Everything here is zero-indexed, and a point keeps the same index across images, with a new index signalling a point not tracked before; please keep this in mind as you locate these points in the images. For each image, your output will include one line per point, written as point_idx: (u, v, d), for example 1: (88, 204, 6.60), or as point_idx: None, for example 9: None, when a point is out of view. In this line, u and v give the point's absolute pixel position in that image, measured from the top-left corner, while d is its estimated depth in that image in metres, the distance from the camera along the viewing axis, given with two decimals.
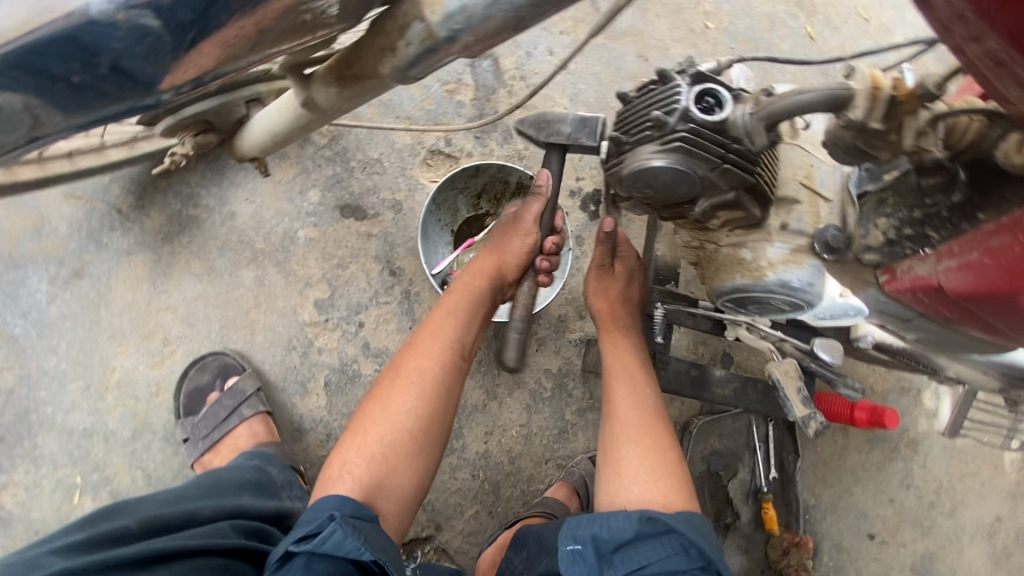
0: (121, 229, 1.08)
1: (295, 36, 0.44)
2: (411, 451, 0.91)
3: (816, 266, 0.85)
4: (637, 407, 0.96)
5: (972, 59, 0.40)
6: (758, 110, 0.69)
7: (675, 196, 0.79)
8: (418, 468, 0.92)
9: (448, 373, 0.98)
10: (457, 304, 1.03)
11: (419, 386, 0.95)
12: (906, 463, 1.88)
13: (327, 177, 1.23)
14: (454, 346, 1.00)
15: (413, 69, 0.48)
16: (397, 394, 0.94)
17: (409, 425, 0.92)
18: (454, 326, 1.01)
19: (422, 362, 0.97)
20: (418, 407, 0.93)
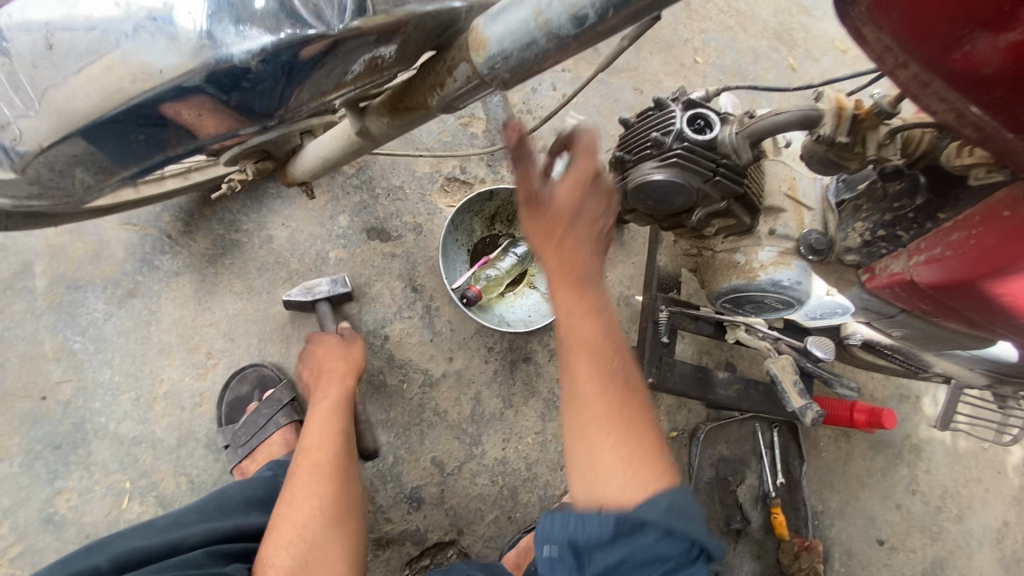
0: (170, 252, 1.19)
1: (363, 76, 0.56)
2: (330, 529, 0.89)
3: (803, 267, 0.95)
4: (604, 384, 0.66)
5: (903, 83, 0.50)
6: (743, 129, 0.82)
7: (674, 207, 0.90)
8: (343, 547, 0.88)
9: (342, 458, 0.98)
10: (329, 402, 1.04)
11: (321, 472, 0.94)
12: (910, 469, 1.93)
13: (355, 203, 1.35)
14: (341, 433, 1.01)
15: (456, 99, 0.59)
16: (297, 480, 0.93)
17: (319, 506, 0.90)
18: (336, 417, 1.01)
19: (314, 452, 0.97)
20: (329, 486, 0.93)
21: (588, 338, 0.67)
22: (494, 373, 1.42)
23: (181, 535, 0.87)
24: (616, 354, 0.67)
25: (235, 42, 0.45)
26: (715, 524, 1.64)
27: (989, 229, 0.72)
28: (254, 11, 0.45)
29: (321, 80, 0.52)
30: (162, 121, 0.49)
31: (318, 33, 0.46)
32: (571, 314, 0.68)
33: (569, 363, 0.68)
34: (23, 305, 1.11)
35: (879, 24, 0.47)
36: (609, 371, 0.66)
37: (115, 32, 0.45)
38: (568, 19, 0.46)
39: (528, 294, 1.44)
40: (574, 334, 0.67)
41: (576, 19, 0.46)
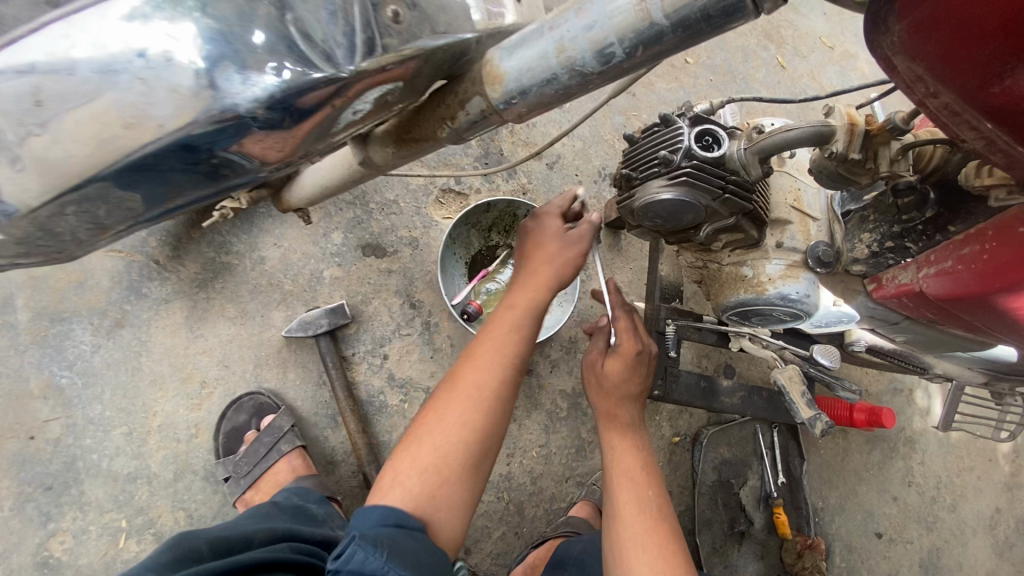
0: (158, 278, 1.14)
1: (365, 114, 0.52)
2: (464, 469, 0.89)
3: (811, 279, 0.95)
4: (643, 512, 0.92)
5: (932, 109, 0.49)
6: (752, 146, 0.80)
7: (681, 224, 0.88)
8: (466, 489, 0.90)
9: (503, 390, 0.92)
10: (517, 318, 0.95)
11: (477, 401, 0.90)
12: (905, 461, 1.96)
13: (349, 219, 1.31)
14: (511, 361, 0.93)
15: (468, 131, 0.57)
16: (454, 407, 0.90)
17: (464, 440, 0.89)
18: (513, 342, 0.94)
19: (476, 375, 0.91)
20: (470, 424, 0.89)
21: (626, 470, 0.96)
22: None
23: (252, 530, 0.88)
24: (652, 485, 0.95)
25: (241, 89, 0.43)
26: (720, 527, 1.64)
27: (1002, 244, 0.72)
28: (261, 54, 0.43)
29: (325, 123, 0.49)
30: (165, 164, 0.48)
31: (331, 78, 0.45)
32: (618, 450, 0.98)
33: (615, 493, 0.95)
34: (4, 340, 1.05)
35: (913, 54, 0.45)
36: (644, 502, 0.93)
37: (112, 81, 0.43)
38: (593, 56, 0.44)
39: None
40: (615, 452, 0.98)
41: (602, 55, 0.43)
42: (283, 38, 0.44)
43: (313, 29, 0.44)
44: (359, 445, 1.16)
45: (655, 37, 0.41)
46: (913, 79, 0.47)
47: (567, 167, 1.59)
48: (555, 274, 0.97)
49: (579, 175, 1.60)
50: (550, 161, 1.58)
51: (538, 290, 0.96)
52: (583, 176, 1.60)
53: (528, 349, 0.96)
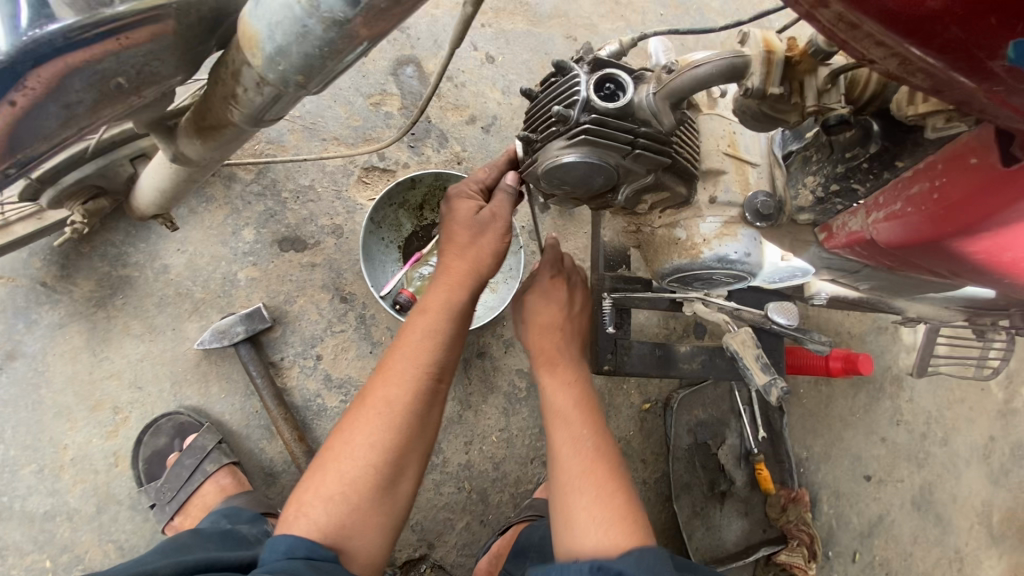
0: (49, 301, 1.04)
1: (102, 106, 0.40)
2: (375, 491, 0.82)
3: (751, 235, 0.84)
4: (579, 454, 0.85)
5: (826, 24, 0.37)
6: (661, 89, 0.68)
7: (594, 189, 0.77)
8: (385, 509, 0.83)
9: (421, 402, 0.84)
10: (432, 322, 0.85)
11: (388, 418, 0.82)
12: (893, 401, 1.89)
13: (260, 213, 1.20)
14: (428, 371, 0.84)
15: (263, 112, 0.46)
16: (364, 424, 0.83)
17: (375, 461, 0.82)
18: (429, 349, 0.85)
19: (389, 389, 0.83)
20: (383, 443, 0.82)
21: (561, 411, 0.88)
22: None
23: (156, 566, 0.78)
24: (586, 421, 0.87)
25: None
26: (699, 490, 1.60)
27: (952, 178, 0.60)
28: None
29: (32, 124, 0.37)
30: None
31: (5, 57, 0.33)
32: (551, 394, 0.89)
33: (552, 436, 0.88)
34: None
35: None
36: (580, 443, 0.85)
37: None
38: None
39: None
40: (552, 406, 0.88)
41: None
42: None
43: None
44: (294, 455, 1.09)
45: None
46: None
47: (504, 128, 1.46)
48: (469, 268, 0.87)
49: (518, 137, 1.46)
50: (485, 124, 1.44)
51: (453, 289, 0.86)
52: None
53: (449, 355, 0.86)
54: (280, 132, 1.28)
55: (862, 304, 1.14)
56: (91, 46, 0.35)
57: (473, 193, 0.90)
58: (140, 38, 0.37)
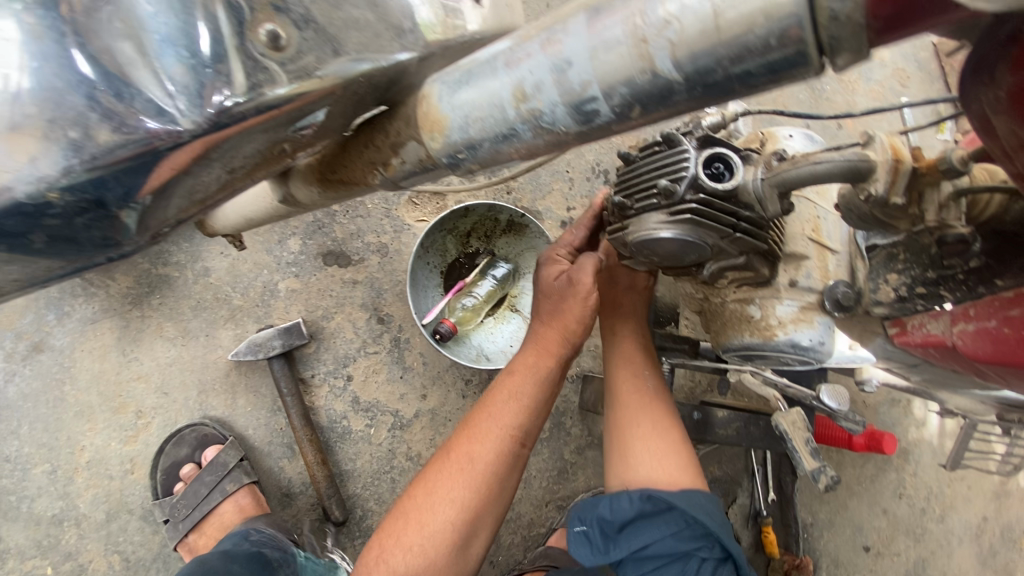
0: (83, 295, 1.00)
1: (261, 166, 0.39)
2: (453, 550, 0.75)
3: (827, 323, 0.83)
4: (639, 392, 0.91)
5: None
6: (771, 176, 0.66)
7: (682, 263, 0.75)
8: (456, 570, 0.76)
9: (504, 466, 0.78)
10: (520, 385, 0.81)
11: (473, 476, 0.76)
12: (899, 473, 1.89)
13: (307, 224, 1.17)
14: (513, 433, 0.79)
15: (408, 182, 0.43)
16: (446, 479, 0.77)
17: (455, 521, 0.75)
18: (516, 411, 0.80)
19: (477, 446, 0.78)
20: (466, 501, 0.76)
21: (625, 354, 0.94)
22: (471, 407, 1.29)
23: None
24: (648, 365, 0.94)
25: (18, 163, 0.31)
26: None
27: None
28: (60, 108, 0.31)
29: (189, 189, 0.36)
30: None
31: (177, 133, 0.31)
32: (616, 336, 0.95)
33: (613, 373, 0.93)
34: None
35: (1021, 112, 0.33)
36: (641, 383, 0.92)
37: None
38: (567, 113, 0.30)
39: (511, 320, 1.27)
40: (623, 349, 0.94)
41: (580, 114, 0.30)
42: (95, 83, 0.31)
43: (146, 65, 0.31)
44: (316, 478, 1.05)
45: (662, 98, 0.28)
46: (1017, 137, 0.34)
47: (557, 162, 1.43)
48: (559, 338, 0.84)
49: (570, 172, 1.44)
50: None
51: (542, 360, 0.83)
52: (575, 172, 1.44)
53: (537, 420, 0.82)
54: None
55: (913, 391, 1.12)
56: (261, 124, 0.34)
57: (562, 258, 0.88)
58: (327, 102, 0.36)
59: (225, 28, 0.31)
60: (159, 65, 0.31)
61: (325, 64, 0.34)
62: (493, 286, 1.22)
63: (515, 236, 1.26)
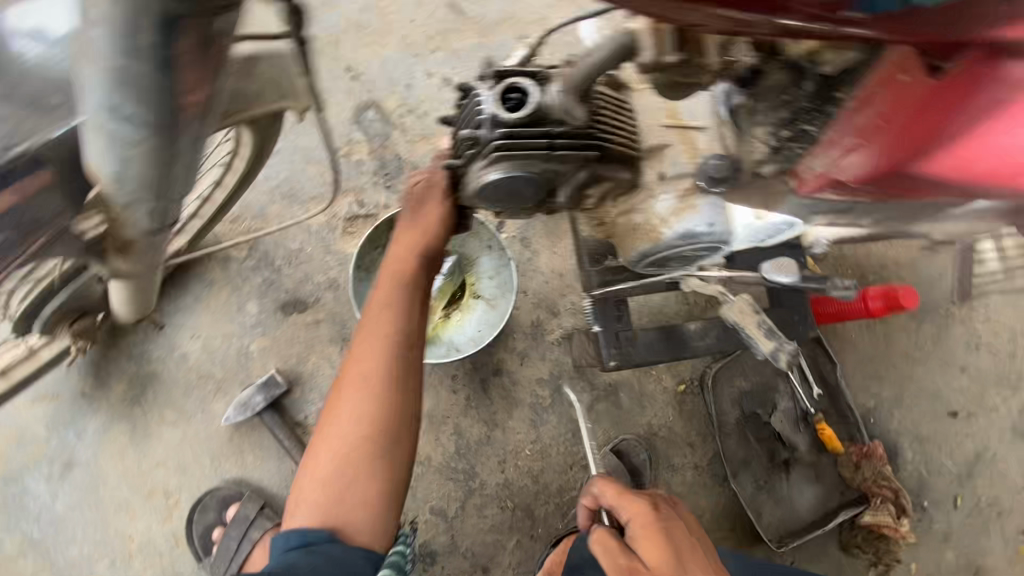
0: (91, 410, 1.14)
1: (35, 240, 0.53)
2: (367, 460, 0.81)
3: (711, 204, 0.79)
4: None
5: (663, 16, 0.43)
6: (563, 86, 0.65)
7: (531, 199, 0.75)
8: (380, 473, 0.81)
9: (392, 374, 0.83)
10: (387, 299, 0.85)
11: (364, 390, 0.82)
12: (966, 326, 1.71)
13: (259, 284, 1.26)
14: (391, 342, 0.83)
15: (153, 223, 0.49)
16: (344, 400, 0.82)
17: (361, 433, 0.81)
18: (388, 321, 0.84)
19: (361, 363, 0.83)
20: (365, 414, 0.81)
21: None
22: (466, 401, 1.35)
23: None
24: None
25: None
26: (759, 463, 1.51)
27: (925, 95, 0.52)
28: None
29: (2, 253, 0.52)
30: None
31: None
32: None
33: None
34: None
35: None
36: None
37: None
38: None
39: (474, 306, 1.32)
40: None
41: None
42: None
43: None
44: None
45: None
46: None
47: None
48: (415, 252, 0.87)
49: None
50: None
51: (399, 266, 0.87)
52: None
53: (413, 321, 0.86)
54: (259, 205, 1.29)
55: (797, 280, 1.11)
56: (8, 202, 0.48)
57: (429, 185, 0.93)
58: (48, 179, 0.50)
59: None
60: None
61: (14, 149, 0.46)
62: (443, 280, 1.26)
63: None
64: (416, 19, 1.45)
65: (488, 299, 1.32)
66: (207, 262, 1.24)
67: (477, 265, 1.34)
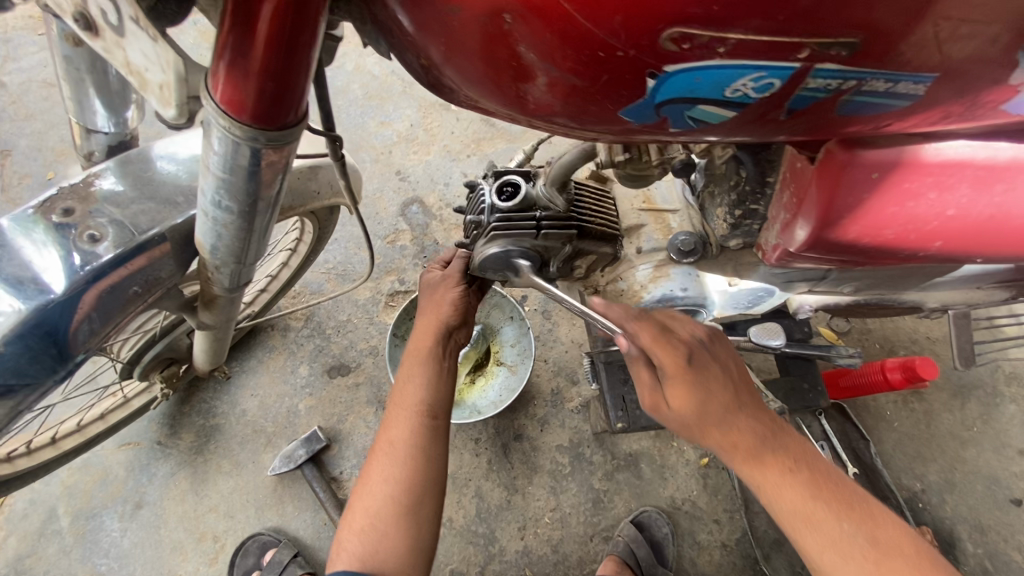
0: (162, 456, 1.32)
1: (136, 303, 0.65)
2: (398, 517, 0.83)
3: (684, 272, 0.91)
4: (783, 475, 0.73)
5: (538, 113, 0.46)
6: (546, 180, 0.83)
7: (526, 270, 0.90)
8: (407, 533, 0.83)
9: (419, 436, 0.89)
10: (411, 370, 0.95)
11: (394, 452, 0.88)
12: (1012, 404, 1.64)
13: (311, 350, 1.45)
14: (417, 408, 0.91)
15: (231, 284, 0.68)
16: (375, 465, 0.88)
17: (391, 494, 0.85)
18: (414, 389, 0.93)
19: (391, 428, 0.90)
20: (393, 475, 0.86)
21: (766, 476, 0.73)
22: (488, 464, 1.41)
23: None
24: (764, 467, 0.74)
25: None
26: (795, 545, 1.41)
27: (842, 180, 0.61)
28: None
29: (111, 316, 0.63)
30: None
31: (62, 293, 0.57)
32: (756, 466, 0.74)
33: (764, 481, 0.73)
34: (55, 547, 1.22)
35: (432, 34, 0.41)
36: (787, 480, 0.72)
37: None
38: (217, 205, 0.52)
39: (497, 372, 1.45)
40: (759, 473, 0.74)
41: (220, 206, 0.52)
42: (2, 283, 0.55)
43: (31, 266, 0.57)
44: None
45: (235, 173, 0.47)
46: (520, 118, 0.49)
47: None
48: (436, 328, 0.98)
49: None
50: None
51: (423, 341, 0.98)
52: None
53: (436, 389, 0.94)
54: (317, 283, 1.52)
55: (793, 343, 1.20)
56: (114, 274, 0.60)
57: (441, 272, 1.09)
58: (159, 254, 0.63)
59: (69, 241, 0.58)
60: (33, 263, 0.57)
61: (144, 233, 0.61)
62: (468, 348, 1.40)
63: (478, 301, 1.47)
64: (456, 133, 1.76)
65: (510, 366, 1.45)
66: (271, 330, 1.46)
67: (500, 334, 1.48)
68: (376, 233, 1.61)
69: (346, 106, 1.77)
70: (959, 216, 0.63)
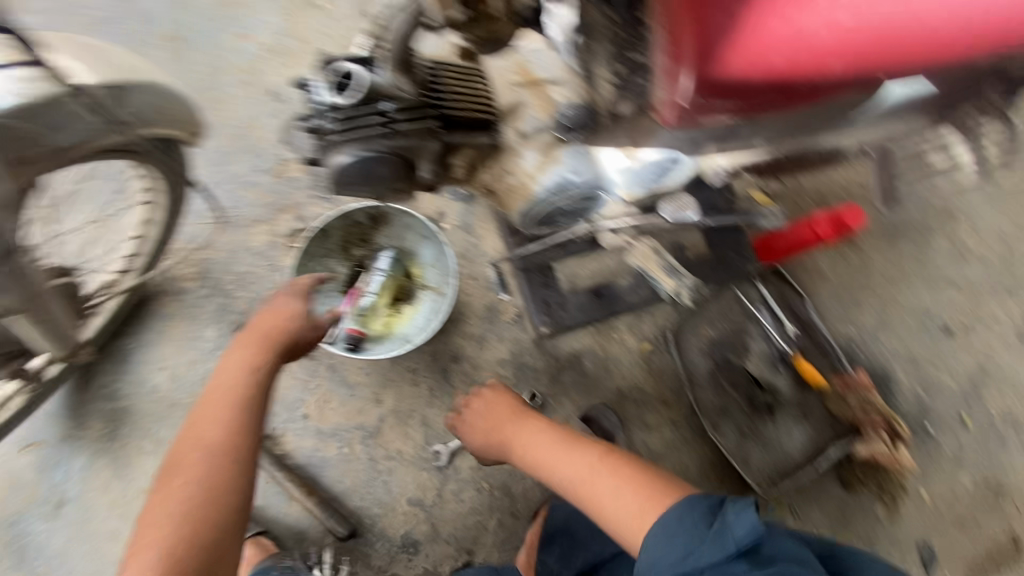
0: (74, 449, 1.22)
1: None
2: (213, 523, 0.72)
3: (575, 152, 0.81)
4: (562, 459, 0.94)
5: None
6: (388, 62, 0.69)
7: (394, 177, 0.78)
8: (227, 535, 0.72)
9: (240, 437, 0.80)
10: (227, 384, 0.85)
11: (210, 454, 0.77)
12: (947, 236, 1.63)
13: (213, 310, 1.32)
14: (238, 413, 0.82)
15: None
16: (184, 470, 0.75)
17: (200, 497, 0.73)
18: (228, 399, 0.82)
19: (203, 434, 0.78)
20: (203, 485, 0.74)
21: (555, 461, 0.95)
22: (429, 391, 1.36)
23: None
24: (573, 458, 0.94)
25: None
26: (739, 411, 1.43)
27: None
28: None
29: None
30: None
31: None
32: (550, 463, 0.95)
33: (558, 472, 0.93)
34: None
35: None
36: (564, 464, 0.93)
37: None
38: None
39: (423, 297, 1.36)
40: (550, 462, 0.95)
41: None
42: None
43: None
44: (310, 507, 1.24)
45: None
46: None
47: None
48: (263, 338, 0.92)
49: None
50: None
51: (244, 353, 0.89)
52: None
53: (255, 400, 0.85)
54: (203, 235, 1.35)
55: (715, 213, 1.15)
56: None
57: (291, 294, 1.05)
58: None
59: None
60: None
61: None
62: (381, 278, 1.29)
63: (383, 225, 1.33)
64: (330, 33, 1.51)
65: (434, 287, 1.36)
66: (162, 297, 1.31)
67: (418, 255, 1.37)
68: (259, 167, 1.41)
69: (193, 22, 1.48)
70: (856, 27, 0.53)
